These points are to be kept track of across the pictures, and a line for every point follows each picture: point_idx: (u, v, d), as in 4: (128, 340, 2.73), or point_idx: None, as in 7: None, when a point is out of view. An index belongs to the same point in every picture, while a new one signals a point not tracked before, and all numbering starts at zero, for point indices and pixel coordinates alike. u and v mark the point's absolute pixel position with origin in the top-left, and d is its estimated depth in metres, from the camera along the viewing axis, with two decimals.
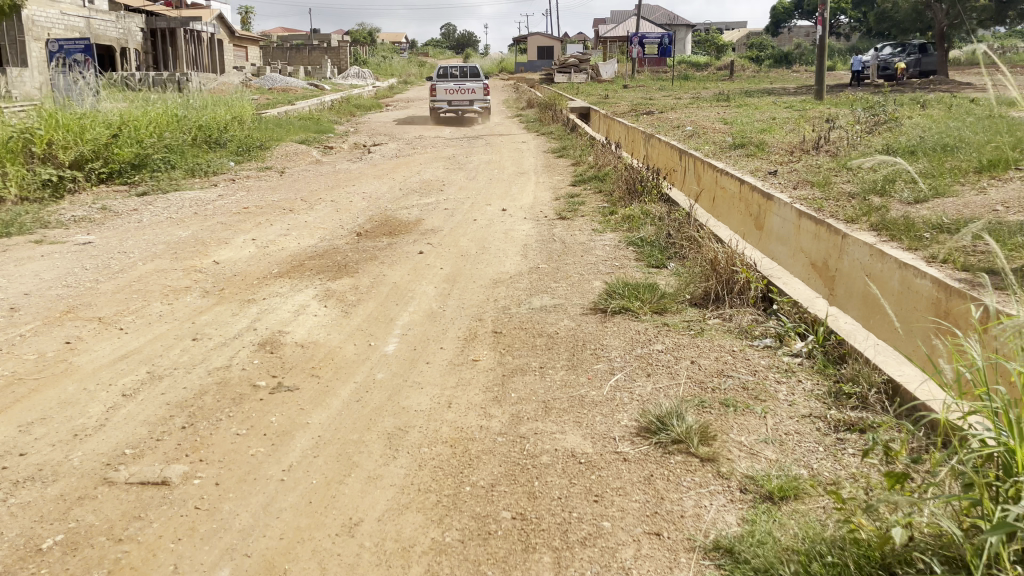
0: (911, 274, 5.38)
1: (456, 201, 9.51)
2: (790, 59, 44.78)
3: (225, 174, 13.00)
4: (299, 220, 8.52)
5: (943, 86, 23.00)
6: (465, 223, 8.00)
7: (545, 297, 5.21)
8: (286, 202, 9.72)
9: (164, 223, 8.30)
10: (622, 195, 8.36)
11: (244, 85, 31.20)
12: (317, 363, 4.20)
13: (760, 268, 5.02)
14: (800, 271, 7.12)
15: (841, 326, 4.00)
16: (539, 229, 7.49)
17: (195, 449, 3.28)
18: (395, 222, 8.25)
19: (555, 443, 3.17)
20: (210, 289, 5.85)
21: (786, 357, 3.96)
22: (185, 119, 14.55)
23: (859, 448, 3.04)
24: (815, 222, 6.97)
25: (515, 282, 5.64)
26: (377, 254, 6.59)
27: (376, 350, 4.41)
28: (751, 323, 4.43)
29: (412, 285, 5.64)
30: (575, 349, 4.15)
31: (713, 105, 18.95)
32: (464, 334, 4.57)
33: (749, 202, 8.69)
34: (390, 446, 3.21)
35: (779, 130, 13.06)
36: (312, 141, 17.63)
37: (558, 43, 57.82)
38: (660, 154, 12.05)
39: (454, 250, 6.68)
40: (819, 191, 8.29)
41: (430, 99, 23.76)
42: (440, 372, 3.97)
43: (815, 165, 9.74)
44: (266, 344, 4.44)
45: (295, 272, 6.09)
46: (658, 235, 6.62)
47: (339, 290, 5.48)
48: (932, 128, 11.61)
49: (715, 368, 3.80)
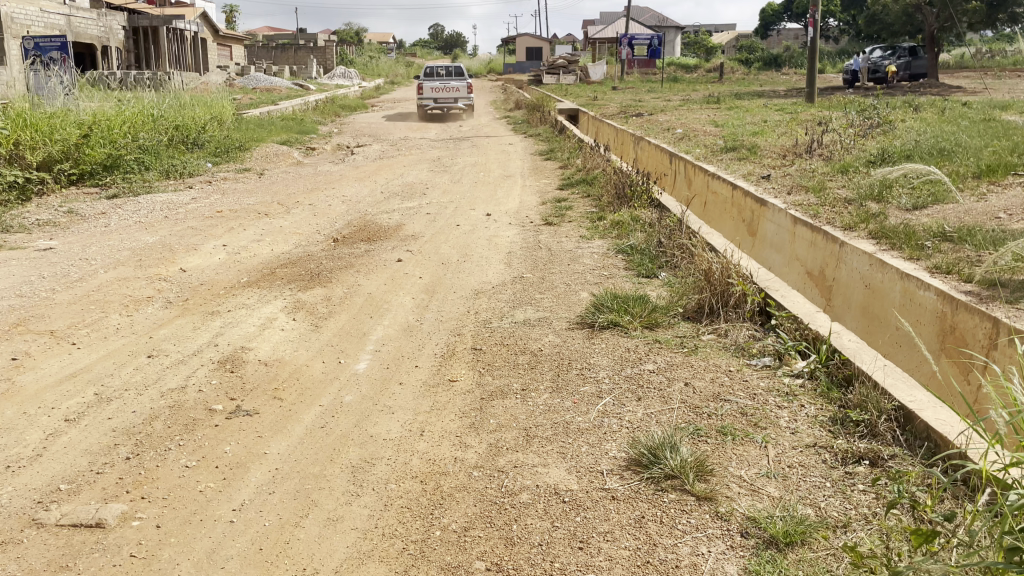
0: (913, 286, 5.14)
1: (439, 205, 9.21)
2: (779, 62, 44.70)
3: (202, 175, 12.66)
4: (274, 225, 8.21)
5: (932, 89, 22.96)
6: (447, 228, 7.70)
7: (529, 310, 4.91)
8: (263, 205, 9.39)
9: (133, 227, 7.97)
10: (611, 200, 8.09)
11: (228, 85, 30.76)
12: (281, 384, 3.88)
13: (756, 279, 4.76)
14: (795, 280, 6.88)
15: (845, 344, 3.73)
16: (524, 235, 7.21)
17: (138, 484, 2.96)
18: (375, 226, 7.96)
19: (536, 478, 2.87)
20: (174, 299, 5.52)
21: (787, 377, 3.70)
22: (160, 118, 14.18)
23: (871, 484, 2.75)
24: (811, 229, 6.73)
25: (497, 293, 5.34)
26: (352, 261, 6.28)
27: (346, 368, 4.10)
28: (748, 339, 4.16)
29: (388, 295, 5.34)
30: (559, 369, 3.85)
31: (702, 108, 18.75)
32: (442, 351, 4.27)
33: (741, 208, 8.46)
34: (355, 481, 2.91)
35: (771, 133, 12.84)
36: (294, 142, 17.29)
37: (547, 45, 57.63)
38: (649, 158, 11.82)
39: (435, 258, 6.38)
40: (813, 197, 8.04)
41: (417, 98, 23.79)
42: (414, 395, 3.66)
43: (808, 169, 9.50)
44: (226, 363, 4.12)
45: (265, 281, 5.77)
46: (648, 243, 6.34)
47: (310, 301, 5.17)
48: (926, 131, 11.43)
49: (710, 392, 3.51)
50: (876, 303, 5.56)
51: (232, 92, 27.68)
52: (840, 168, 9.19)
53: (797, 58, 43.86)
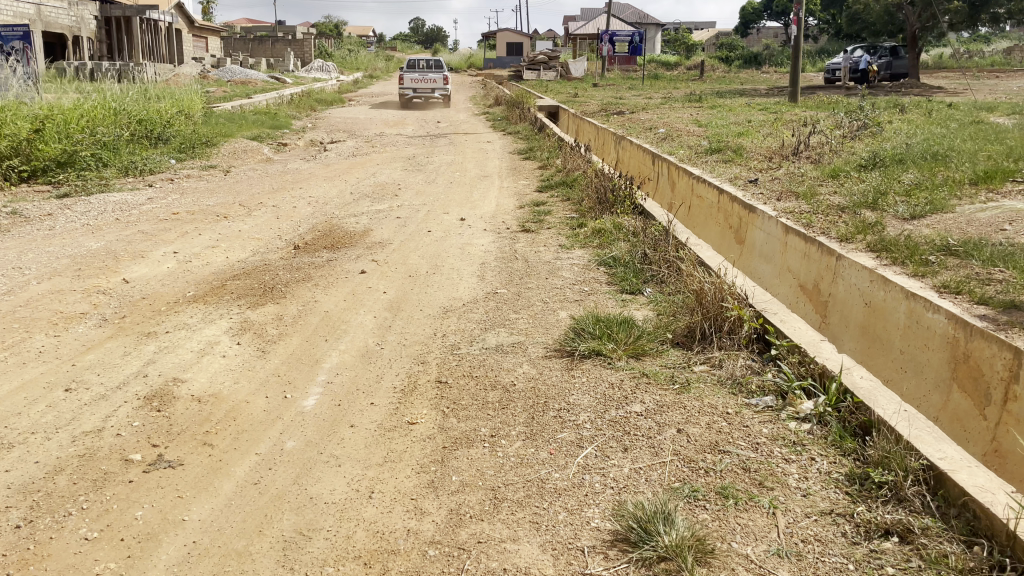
0: (920, 307, 4.73)
1: (410, 208, 8.70)
2: (760, 60, 44.49)
3: (163, 172, 12.05)
4: (232, 229, 7.66)
5: (915, 89, 22.78)
6: (418, 234, 7.20)
7: (502, 333, 4.43)
8: (223, 206, 8.83)
9: (78, 230, 7.38)
10: (592, 205, 7.63)
11: (200, 77, 29.91)
12: (215, 426, 3.38)
13: (752, 301, 4.33)
14: (787, 293, 6.47)
15: (857, 383, 3.31)
16: (500, 243, 6.74)
17: (23, 563, 2.45)
18: (340, 232, 7.43)
19: (504, 559, 2.39)
20: (109, 316, 4.98)
21: (794, 421, 3.26)
22: (122, 112, 13.52)
23: (903, 569, 2.30)
24: (804, 240, 6.32)
25: (466, 312, 4.85)
26: (312, 273, 5.76)
27: (291, 405, 3.60)
28: (747, 373, 3.72)
29: (346, 314, 4.83)
30: (534, 408, 3.37)
31: (684, 106, 18.30)
32: (401, 383, 3.78)
33: (727, 214, 8.05)
34: (285, 562, 2.42)
35: (755, 133, 12.45)
36: (264, 138, 16.66)
37: (527, 40, 57.17)
38: (631, 158, 11.40)
39: (401, 269, 5.88)
40: (804, 203, 7.64)
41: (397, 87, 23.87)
42: (365, 442, 3.18)
43: (797, 173, 9.10)
44: (153, 400, 3.59)
45: (212, 296, 5.23)
46: (632, 255, 5.89)
47: (258, 321, 4.64)
48: (916, 134, 11.09)
49: (707, 440, 3.05)
50: (878, 323, 5.16)
51: (205, 85, 26.90)
52: (830, 172, 8.79)
53: (777, 56, 43.70)
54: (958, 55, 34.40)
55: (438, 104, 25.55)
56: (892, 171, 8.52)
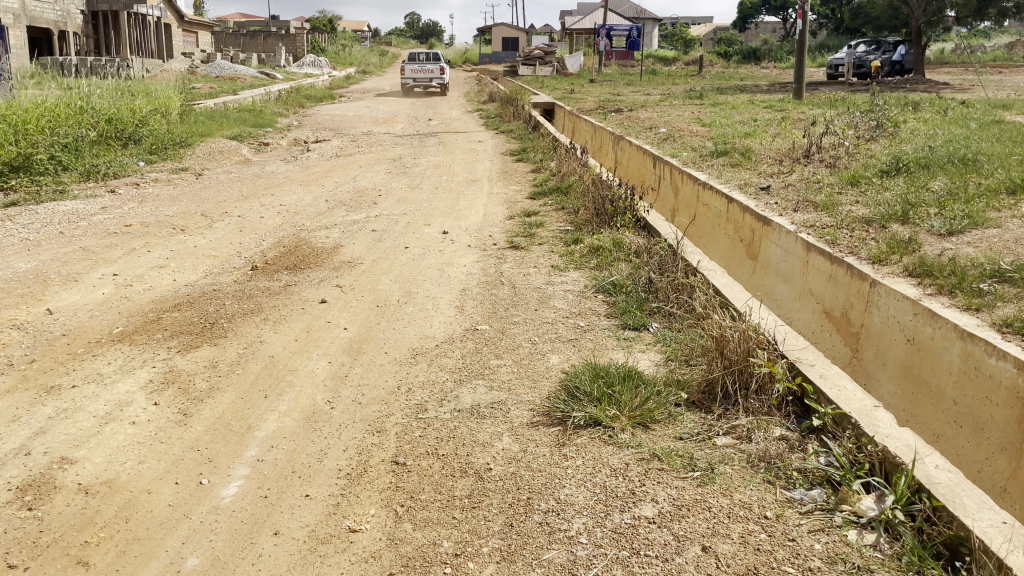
0: (978, 350, 3.98)
1: (389, 218, 7.92)
2: (758, 56, 43.74)
3: (129, 176, 11.23)
4: (187, 245, 6.86)
5: (922, 85, 22.08)
6: (393, 252, 6.41)
7: (479, 387, 3.65)
8: (182, 216, 8.02)
9: (13, 247, 6.57)
10: (588, 217, 6.86)
11: (187, 73, 28.96)
12: (97, 534, 2.61)
13: (783, 350, 3.56)
14: (809, 318, 5.72)
15: (936, 480, 2.55)
16: (484, 263, 5.96)
17: None
18: (308, 248, 6.64)
19: None
20: (14, 360, 4.16)
21: (853, 528, 2.48)
22: (88, 110, 12.68)
23: None
24: (829, 260, 5.57)
25: (439, 356, 4.07)
26: (263, 303, 4.97)
27: (204, 498, 2.82)
28: (784, 452, 2.95)
29: (295, 360, 4.04)
30: (514, 510, 2.60)
31: (686, 104, 17.52)
32: (349, 464, 3.00)
33: (738, 225, 7.31)
34: None
35: (762, 133, 11.70)
36: (245, 136, 15.83)
37: (523, 36, 56.47)
38: (631, 161, 10.68)
39: (369, 297, 5.10)
40: (825, 213, 6.88)
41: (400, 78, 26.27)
42: (289, 567, 2.41)
43: (812, 179, 8.34)
44: (26, 492, 2.81)
45: (141, 335, 4.44)
46: (635, 281, 5.11)
47: (186, 371, 3.86)
48: (937, 135, 10.35)
49: (743, 568, 2.29)
50: (924, 364, 4.42)
51: (192, 81, 26.01)
52: (850, 178, 8.03)
53: (776, 52, 42.99)
54: (960, 50, 33.93)
55: (429, 102, 24.73)
56: (917, 177, 7.76)
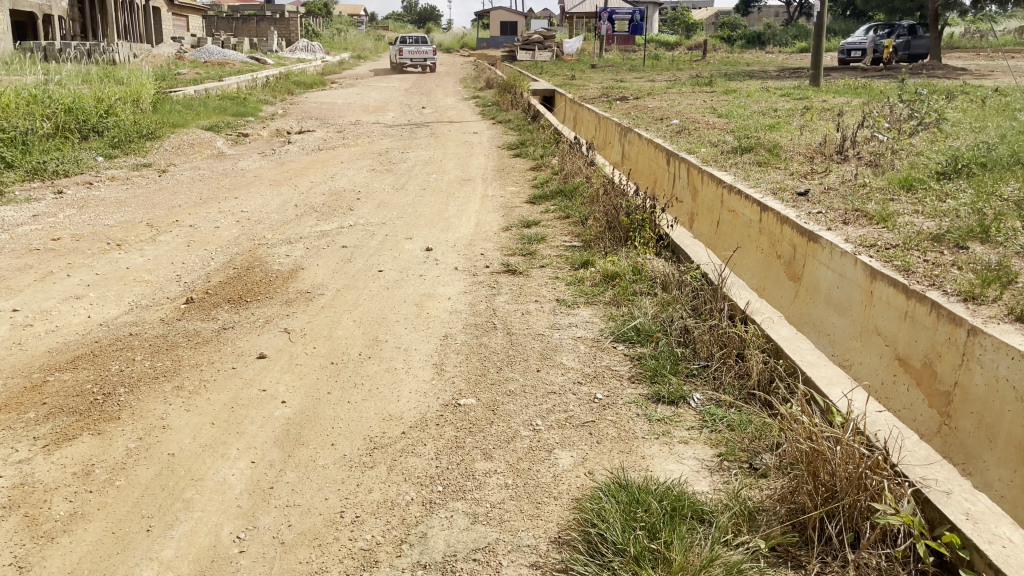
0: None
1: (364, 228, 6.79)
2: (762, 40, 42.26)
3: (82, 175, 10.07)
4: (118, 265, 5.72)
5: (941, 71, 20.85)
6: (363, 277, 5.28)
7: (457, 518, 2.52)
8: (123, 228, 6.85)
9: None
10: (598, 231, 5.71)
11: (174, 58, 27.52)
12: None
13: (906, 472, 2.41)
14: (876, 365, 4.57)
15: None
16: (473, 295, 4.83)
17: None
18: (263, 271, 5.50)
19: None
20: None
21: None
22: (44, 99, 11.49)
23: None
24: (903, 293, 4.42)
25: (404, 456, 2.93)
26: (184, 360, 3.82)
27: None
28: None
29: (205, 460, 2.91)
30: None
31: (695, 92, 16.27)
32: None
33: (774, 239, 6.15)
34: None
35: (786, 125, 10.52)
36: (222, 126, 14.62)
37: (522, 20, 54.94)
38: (641, 157, 9.56)
39: (323, 348, 3.96)
40: (885, 226, 5.71)
41: (398, 59, 26.13)
42: None
43: (856, 180, 7.18)
44: None
45: (10, 412, 3.31)
46: (664, 326, 3.97)
47: (46, 485, 2.74)
48: (987, 129, 9.15)
49: None
50: None
51: (177, 67, 24.64)
52: (902, 181, 6.86)
53: (781, 36, 41.61)
54: (971, 34, 32.66)
55: (423, 89, 23.38)
56: (984, 181, 6.59)
